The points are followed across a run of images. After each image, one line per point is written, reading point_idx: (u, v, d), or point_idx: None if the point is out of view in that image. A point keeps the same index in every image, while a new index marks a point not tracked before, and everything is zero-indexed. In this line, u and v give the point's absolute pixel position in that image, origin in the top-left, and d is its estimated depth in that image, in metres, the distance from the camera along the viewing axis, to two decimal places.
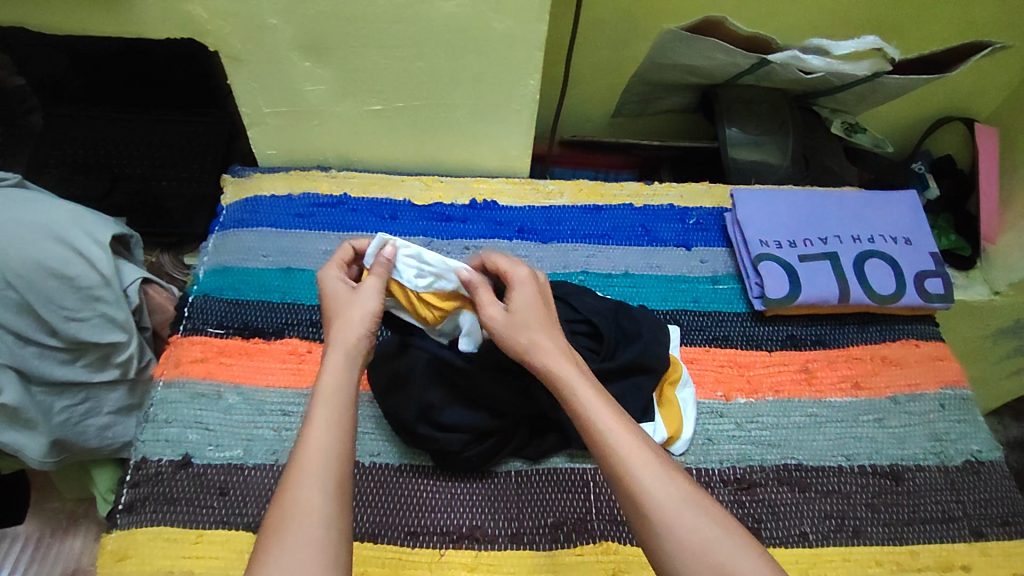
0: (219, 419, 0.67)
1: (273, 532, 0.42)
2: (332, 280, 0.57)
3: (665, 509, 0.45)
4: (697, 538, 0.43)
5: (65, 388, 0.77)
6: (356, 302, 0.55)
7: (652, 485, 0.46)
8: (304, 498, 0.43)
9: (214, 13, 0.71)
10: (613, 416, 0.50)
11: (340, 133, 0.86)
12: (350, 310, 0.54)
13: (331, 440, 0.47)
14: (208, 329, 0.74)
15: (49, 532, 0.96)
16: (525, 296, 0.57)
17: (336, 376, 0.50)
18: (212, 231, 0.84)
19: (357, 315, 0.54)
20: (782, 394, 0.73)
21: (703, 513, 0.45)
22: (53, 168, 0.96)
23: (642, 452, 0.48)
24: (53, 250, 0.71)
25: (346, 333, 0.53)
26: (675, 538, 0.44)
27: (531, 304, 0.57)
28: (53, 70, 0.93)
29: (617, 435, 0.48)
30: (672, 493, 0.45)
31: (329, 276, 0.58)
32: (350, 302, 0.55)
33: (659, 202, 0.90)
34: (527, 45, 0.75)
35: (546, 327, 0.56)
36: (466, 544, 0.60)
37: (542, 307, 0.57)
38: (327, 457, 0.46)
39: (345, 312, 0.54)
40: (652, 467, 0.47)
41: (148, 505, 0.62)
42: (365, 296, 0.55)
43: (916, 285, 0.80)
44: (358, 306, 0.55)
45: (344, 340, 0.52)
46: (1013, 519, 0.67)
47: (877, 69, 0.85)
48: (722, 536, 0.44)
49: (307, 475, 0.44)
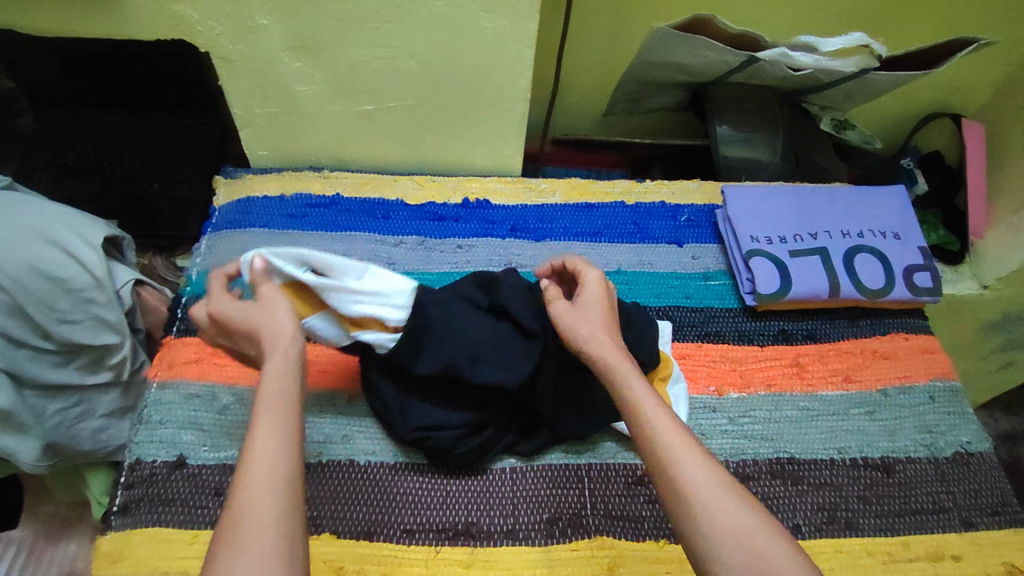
0: (214, 419, 0.67)
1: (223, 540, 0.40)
2: (223, 304, 0.55)
3: (702, 492, 0.45)
4: (732, 521, 0.43)
5: (58, 391, 0.76)
6: (270, 307, 0.54)
7: (689, 469, 0.46)
8: (252, 502, 0.41)
9: (205, 14, 0.71)
10: (654, 400, 0.51)
11: (333, 133, 0.86)
12: (270, 319, 0.53)
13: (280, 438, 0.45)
14: (201, 331, 0.74)
15: (43, 536, 0.95)
16: (593, 292, 0.62)
17: (280, 373, 0.49)
18: (205, 232, 0.84)
19: (276, 317, 0.53)
20: (774, 389, 0.74)
21: (738, 499, 0.44)
22: (44, 171, 0.96)
23: (680, 438, 0.48)
24: (44, 252, 0.70)
25: (276, 336, 0.52)
26: (710, 521, 0.43)
27: (597, 299, 0.61)
28: (42, 73, 0.93)
29: (657, 419, 0.50)
30: (709, 477, 0.46)
31: (223, 299, 0.56)
32: (259, 312, 0.53)
33: (651, 199, 0.91)
34: (517, 43, 0.75)
35: (606, 320, 0.59)
36: (461, 541, 0.60)
37: (608, 307, 0.61)
38: (277, 456, 0.44)
39: (265, 322, 0.52)
40: (689, 451, 0.47)
41: (142, 507, 0.62)
42: (273, 301, 0.54)
43: (905, 279, 0.81)
44: (274, 311, 0.53)
45: (278, 344, 0.51)
46: (1002, 509, 0.68)
47: (864, 65, 0.86)
48: (755, 521, 0.43)
49: (256, 480, 0.42)
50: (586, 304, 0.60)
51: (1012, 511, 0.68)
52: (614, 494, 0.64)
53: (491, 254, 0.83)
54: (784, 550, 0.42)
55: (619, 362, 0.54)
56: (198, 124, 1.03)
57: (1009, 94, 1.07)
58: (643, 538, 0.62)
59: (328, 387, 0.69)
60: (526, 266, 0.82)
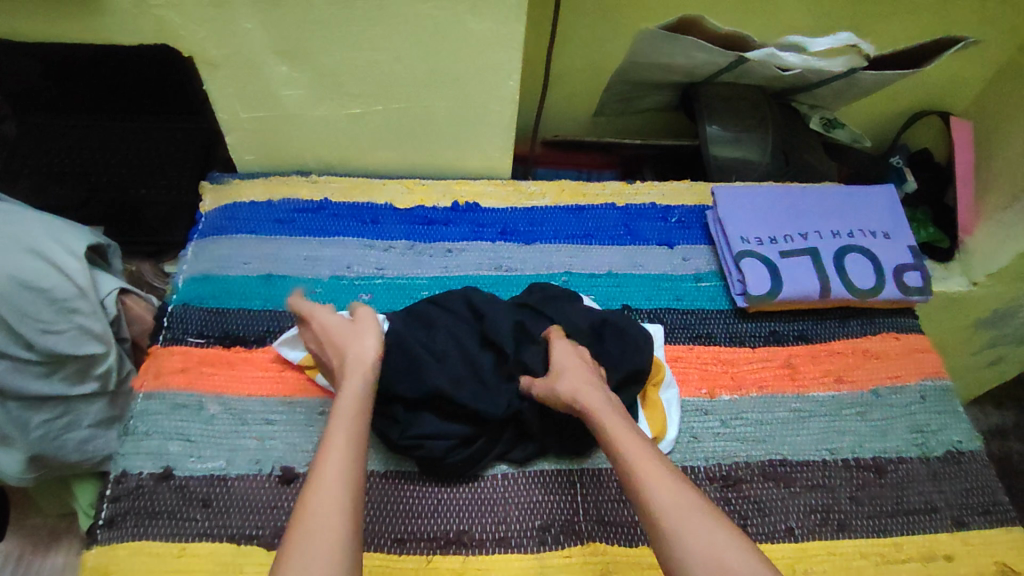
0: (201, 430, 0.66)
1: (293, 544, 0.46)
2: (326, 318, 0.65)
3: (679, 518, 0.48)
4: (707, 544, 0.46)
5: (43, 402, 0.75)
6: (363, 331, 0.63)
7: (666, 498, 0.49)
8: (322, 512, 0.47)
9: (188, 18, 0.70)
10: (634, 437, 0.55)
11: (320, 138, 0.85)
12: (360, 343, 0.61)
13: (348, 458, 0.51)
14: (188, 339, 0.73)
15: (29, 549, 0.94)
16: (567, 355, 0.64)
17: (351, 400, 0.57)
18: (191, 239, 0.83)
19: (367, 340, 0.62)
20: (766, 390, 0.74)
21: (712, 522, 0.48)
22: (26, 179, 0.97)
23: (658, 469, 0.52)
24: (27, 262, 0.69)
25: (360, 358, 0.60)
26: (687, 546, 0.47)
27: (570, 360, 0.63)
28: (23, 78, 0.87)
29: (638, 453, 0.53)
30: (686, 504, 0.49)
31: (326, 315, 0.65)
32: (352, 333, 0.63)
33: (641, 201, 0.91)
34: (505, 46, 0.75)
35: (585, 374, 0.61)
36: (452, 550, 0.60)
37: (585, 365, 0.63)
38: (346, 475, 0.50)
39: (354, 344, 0.61)
40: (666, 480, 0.51)
41: (128, 520, 0.61)
42: (367, 326, 0.63)
43: (895, 279, 0.81)
44: (365, 335, 0.62)
45: (357, 368, 0.59)
46: (993, 508, 0.68)
47: (853, 65, 0.86)
48: (728, 542, 0.46)
49: (326, 493, 0.49)
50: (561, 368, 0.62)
51: (1003, 510, 0.68)
52: (606, 500, 0.64)
53: (481, 258, 0.82)
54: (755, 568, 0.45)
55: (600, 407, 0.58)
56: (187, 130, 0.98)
57: (997, 91, 1.07)
58: (636, 543, 0.62)
59: (319, 396, 0.70)
60: (517, 270, 0.82)
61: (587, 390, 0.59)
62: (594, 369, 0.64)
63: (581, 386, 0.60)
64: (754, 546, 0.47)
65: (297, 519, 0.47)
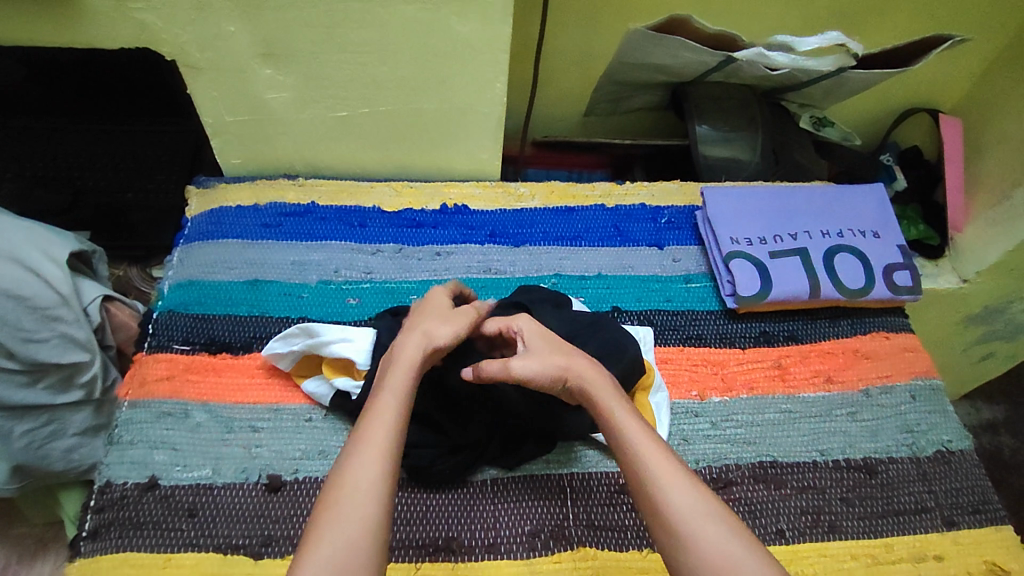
0: (187, 438, 0.66)
1: (323, 523, 0.45)
2: (434, 297, 0.65)
3: (691, 518, 0.48)
4: (722, 553, 0.46)
5: (26, 411, 0.74)
6: (450, 317, 0.62)
7: (679, 501, 0.49)
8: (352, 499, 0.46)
9: (170, 21, 0.69)
10: (646, 435, 0.53)
11: (306, 141, 0.85)
12: (442, 323, 0.60)
13: (391, 433, 0.51)
14: (173, 347, 0.72)
15: (15, 559, 0.95)
16: (535, 335, 0.61)
17: (403, 373, 0.55)
18: (177, 244, 0.82)
19: (450, 325, 0.60)
20: (756, 392, 0.74)
21: (726, 526, 0.47)
22: (11, 183, 0.95)
23: (673, 471, 0.51)
24: (6, 270, 0.68)
25: (429, 335, 0.59)
26: (701, 555, 0.46)
27: (541, 335, 0.61)
28: (14, 82, 0.89)
29: (652, 453, 0.52)
30: (700, 509, 0.48)
31: (434, 294, 0.65)
32: (436, 314, 0.62)
33: (630, 202, 0.90)
34: (492, 47, 0.74)
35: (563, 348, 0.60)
36: (441, 556, 0.59)
37: (556, 342, 0.60)
38: (386, 452, 0.50)
39: (437, 323, 0.60)
40: (680, 483, 0.50)
41: (112, 531, 0.60)
42: (459, 317, 0.62)
43: (884, 278, 0.81)
44: (450, 322, 0.61)
45: (424, 344, 0.58)
46: (983, 507, 0.68)
47: (841, 64, 0.85)
48: (744, 550, 0.46)
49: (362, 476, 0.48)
50: (534, 351, 0.60)
51: (993, 509, 0.68)
52: (597, 505, 0.64)
53: (470, 261, 0.82)
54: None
55: (609, 396, 0.56)
56: (174, 131, 0.99)
57: (987, 88, 1.07)
58: (626, 548, 0.61)
59: (307, 402, 0.69)
60: (506, 273, 0.81)
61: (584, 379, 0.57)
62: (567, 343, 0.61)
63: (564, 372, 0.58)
64: (770, 554, 0.47)
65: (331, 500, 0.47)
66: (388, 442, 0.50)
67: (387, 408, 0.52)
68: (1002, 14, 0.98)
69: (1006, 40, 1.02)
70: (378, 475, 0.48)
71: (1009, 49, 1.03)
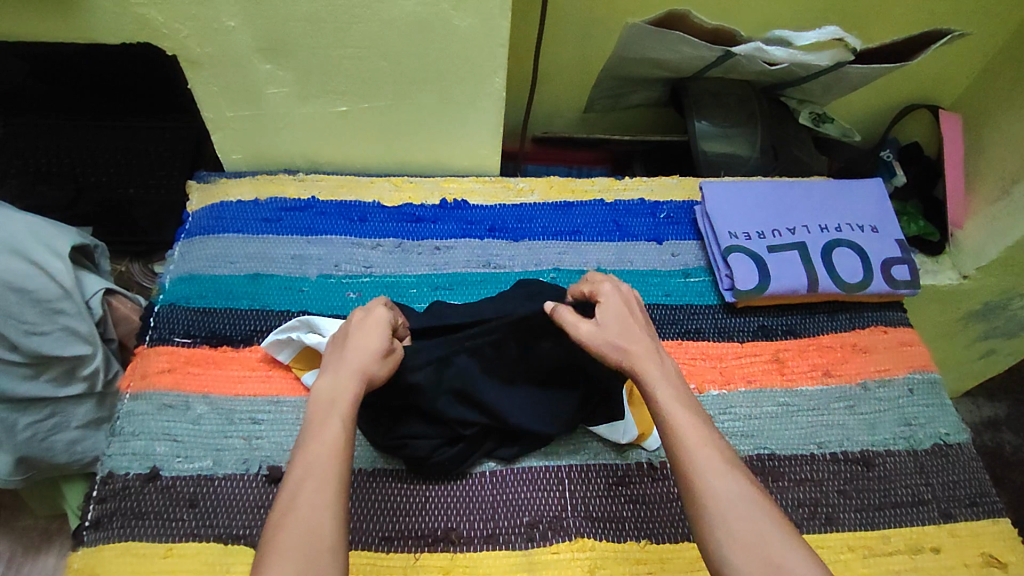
0: (188, 430, 0.66)
1: (276, 547, 0.44)
2: (369, 318, 0.59)
3: (724, 504, 0.47)
4: (754, 534, 0.45)
5: (30, 404, 0.75)
6: (374, 350, 0.57)
7: (715, 483, 0.48)
8: (302, 523, 0.45)
9: (170, 16, 0.69)
10: (687, 417, 0.52)
11: (307, 137, 0.85)
12: (364, 355, 0.56)
13: (337, 456, 0.49)
14: (175, 339, 0.72)
15: (20, 551, 0.97)
16: (611, 308, 0.60)
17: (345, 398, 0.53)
18: (179, 238, 0.82)
19: (373, 359, 0.56)
20: (754, 385, 0.74)
21: (761, 512, 0.47)
22: (13, 179, 0.94)
23: (712, 455, 0.49)
24: (11, 264, 0.69)
25: (366, 363, 0.56)
26: (733, 537, 0.46)
27: (618, 309, 0.60)
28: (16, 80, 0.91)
29: (684, 431, 0.51)
30: (737, 494, 0.47)
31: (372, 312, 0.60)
32: (373, 348, 0.57)
33: (629, 196, 0.91)
34: (490, 42, 0.74)
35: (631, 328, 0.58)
36: (441, 547, 0.60)
37: (627, 322, 0.59)
38: (336, 478, 0.48)
39: (359, 351, 0.56)
40: (716, 466, 0.49)
41: (115, 521, 0.60)
42: (381, 357, 0.57)
43: (882, 272, 0.81)
44: (372, 357, 0.56)
45: (356, 377, 0.54)
46: (980, 500, 0.69)
47: (839, 58, 0.85)
48: (781, 545, 0.45)
49: (314, 499, 0.46)
50: (606, 326, 0.58)
51: (990, 501, 0.69)
52: (595, 496, 0.64)
53: (468, 255, 0.82)
54: (800, 560, 0.44)
55: (651, 375, 0.55)
56: (176, 128, 0.99)
57: (987, 83, 1.07)
58: (624, 538, 0.62)
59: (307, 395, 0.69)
60: (505, 268, 0.81)
61: (643, 359, 0.56)
62: (632, 325, 0.59)
63: (642, 351, 0.56)
64: (804, 542, 0.46)
65: (279, 523, 0.45)
66: (339, 469, 0.48)
67: (334, 432, 0.50)
68: (1001, 9, 0.98)
69: (1006, 36, 1.02)
70: (330, 503, 0.47)
71: (1009, 44, 1.03)
